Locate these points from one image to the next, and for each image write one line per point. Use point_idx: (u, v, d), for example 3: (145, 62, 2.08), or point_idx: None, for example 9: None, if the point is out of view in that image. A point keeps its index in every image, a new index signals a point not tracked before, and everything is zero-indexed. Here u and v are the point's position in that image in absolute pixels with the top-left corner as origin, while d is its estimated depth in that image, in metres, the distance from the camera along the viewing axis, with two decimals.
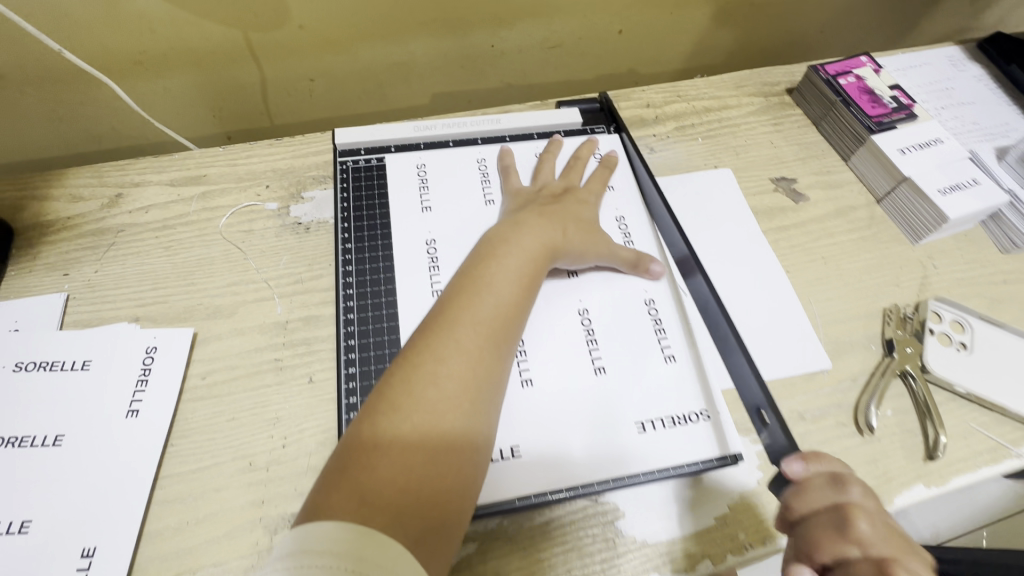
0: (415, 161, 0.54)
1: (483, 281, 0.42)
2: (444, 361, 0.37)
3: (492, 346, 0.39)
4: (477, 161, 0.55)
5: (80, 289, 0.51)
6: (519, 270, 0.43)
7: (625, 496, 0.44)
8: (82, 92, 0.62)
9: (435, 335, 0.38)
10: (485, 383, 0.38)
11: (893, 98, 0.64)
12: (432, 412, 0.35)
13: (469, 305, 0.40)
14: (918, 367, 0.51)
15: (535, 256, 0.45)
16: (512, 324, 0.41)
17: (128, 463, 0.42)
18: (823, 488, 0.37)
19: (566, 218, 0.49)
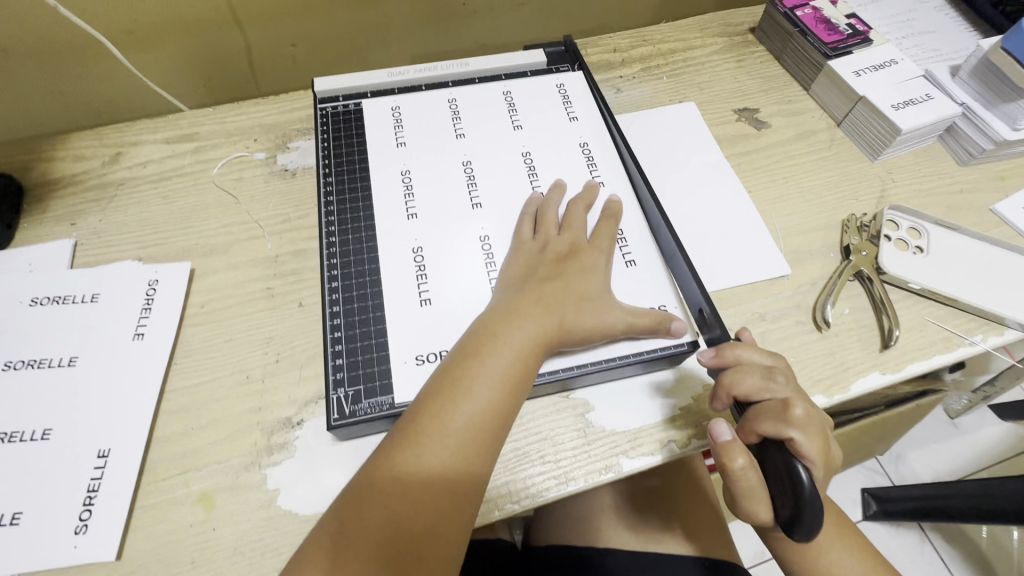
0: (391, 104, 0.58)
1: (461, 389, 0.38)
2: (408, 484, 0.36)
3: (465, 470, 0.37)
4: (448, 101, 0.59)
5: (87, 236, 0.55)
6: (494, 387, 0.39)
7: (594, 390, 0.47)
8: (78, 65, 0.65)
9: (405, 455, 0.36)
10: (457, 511, 0.36)
11: (849, 25, 0.66)
12: (392, 540, 0.34)
13: (441, 420, 0.37)
14: (873, 269, 0.54)
15: (527, 352, 0.41)
16: (492, 443, 0.38)
17: (137, 378, 0.46)
18: (751, 354, 0.42)
19: (564, 297, 0.44)
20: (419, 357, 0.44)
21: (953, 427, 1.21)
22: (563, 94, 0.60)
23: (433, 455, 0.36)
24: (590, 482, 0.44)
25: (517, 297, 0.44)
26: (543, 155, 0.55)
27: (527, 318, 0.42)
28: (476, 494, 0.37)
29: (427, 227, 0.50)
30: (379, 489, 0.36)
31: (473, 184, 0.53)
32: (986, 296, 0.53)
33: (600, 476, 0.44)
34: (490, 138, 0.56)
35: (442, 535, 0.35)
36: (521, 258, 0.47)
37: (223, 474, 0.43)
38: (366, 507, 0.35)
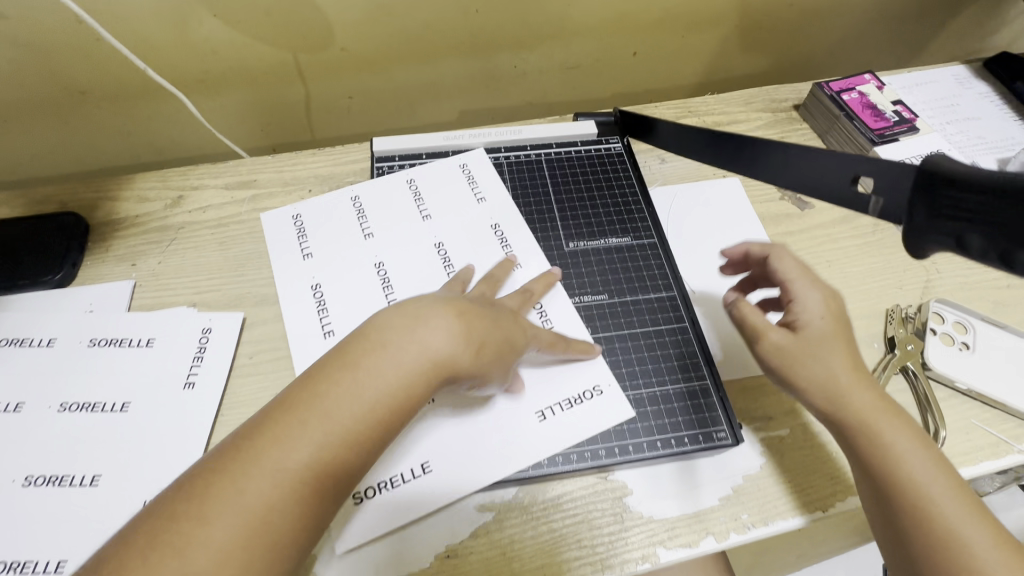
0: (405, 178, 0.60)
1: (369, 360, 0.35)
2: (299, 433, 0.32)
3: (353, 437, 0.33)
4: (409, 182, 0.60)
5: (145, 278, 0.57)
6: (414, 354, 0.36)
7: (633, 473, 0.47)
8: (148, 107, 0.69)
9: (299, 410, 0.33)
10: (343, 476, 0.33)
11: (895, 113, 0.67)
12: (295, 460, 0.32)
13: (369, 364, 0.35)
14: (919, 365, 0.53)
15: (448, 341, 0.37)
16: (386, 423, 0.35)
17: (185, 427, 0.47)
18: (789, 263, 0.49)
19: (497, 322, 0.41)
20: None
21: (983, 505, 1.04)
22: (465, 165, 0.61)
23: (333, 409, 0.33)
24: (626, 572, 0.43)
25: (453, 303, 0.40)
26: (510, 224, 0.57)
27: (461, 318, 0.39)
28: (359, 463, 0.34)
29: (426, 298, 0.52)
30: (286, 428, 0.32)
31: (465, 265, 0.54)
32: None
33: (636, 565, 0.43)
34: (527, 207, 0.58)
35: (316, 496, 0.32)
36: (453, 316, 0.45)
37: None
38: (246, 460, 0.31)
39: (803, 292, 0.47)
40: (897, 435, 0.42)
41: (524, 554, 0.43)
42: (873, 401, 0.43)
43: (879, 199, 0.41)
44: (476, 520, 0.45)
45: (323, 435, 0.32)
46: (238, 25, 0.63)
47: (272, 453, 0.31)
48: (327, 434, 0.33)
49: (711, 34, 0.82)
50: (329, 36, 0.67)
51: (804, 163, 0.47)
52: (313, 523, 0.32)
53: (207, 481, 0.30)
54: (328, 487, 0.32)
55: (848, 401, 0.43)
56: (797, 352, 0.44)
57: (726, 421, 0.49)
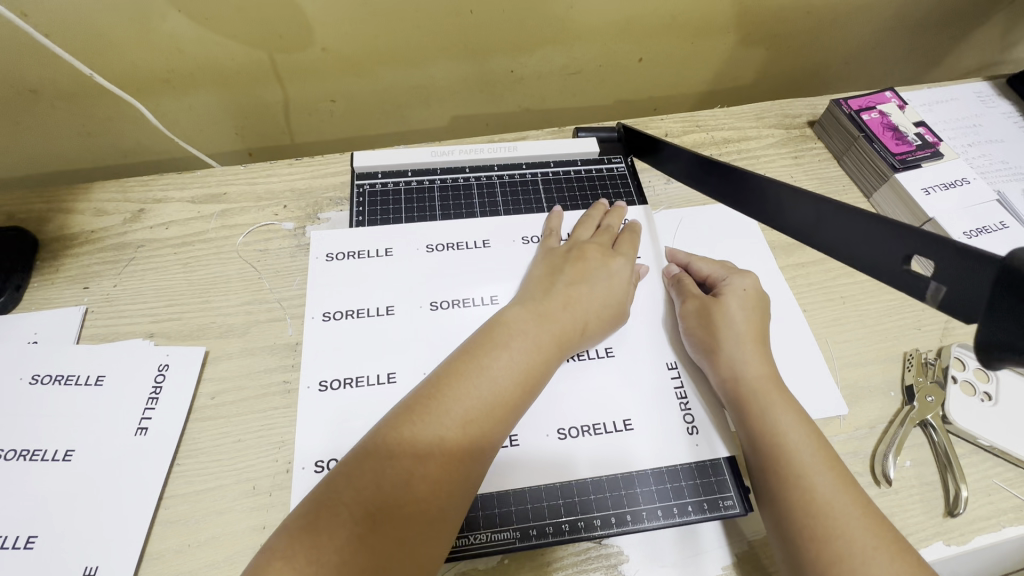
0: (430, 150, 0.57)
1: (482, 366, 0.39)
2: (424, 431, 0.36)
3: (481, 429, 0.37)
4: (438, 151, 0.57)
5: (98, 303, 0.52)
6: (528, 347, 0.41)
7: (630, 539, 0.43)
8: (111, 108, 0.63)
9: (423, 415, 0.37)
10: (477, 465, 0.37)
11: (918, 135, 0.63)
12: (436, 437, 0.36)
13: (489, 354, 0.40)
14: (938, 417, 0.49)
15: (548, 337, 0.42)
16: (513, 413, 0.39)
17: (135, 480, 0.43)
18: (712, 263, 0.53)
19: (585, 300, 0.45)
20: (319, 464, 0.40)
21: None
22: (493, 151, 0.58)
23: (456, 408, 0.37)
24: None
25: (543, 293, 0.45)
26: (528, 225, 0.53)
27: (547, 314, 0.44)
28: (496, 446, 0.38)
29: (403, 296, 0.48)
30: (414, 418, 0.37)
31: (443, 245, 0.51)
32: None
33: None
34: (520, 231, 0.53)
35: (463, 468, 0.36)
36: (546, 260, 0.49)
37: None
38: (380, 461, 0.35)
39: (728, 282, 0.50)
40: (783, 413, 0.42)
41: None
42: (763, 377, 0.44)
43: (939, 286, 0.37)
44: None
45: (455, 431, 0.36)
46: (209, 22, 0.57)
47: (411, 436, 0.36)
48: (472, 413, 0.37)
49: (722, 41, 0.77)
50: (309, 36, 0.61)
51: (837, 227, 0.42)
52: (450, 512, 0.35)
53: (338, 492, 0.34)
54: (465, 477, 0.36)
55: (742, 373, 0.45)
56: (704, 327, 0.48)
57: (733, 487, 0.44)
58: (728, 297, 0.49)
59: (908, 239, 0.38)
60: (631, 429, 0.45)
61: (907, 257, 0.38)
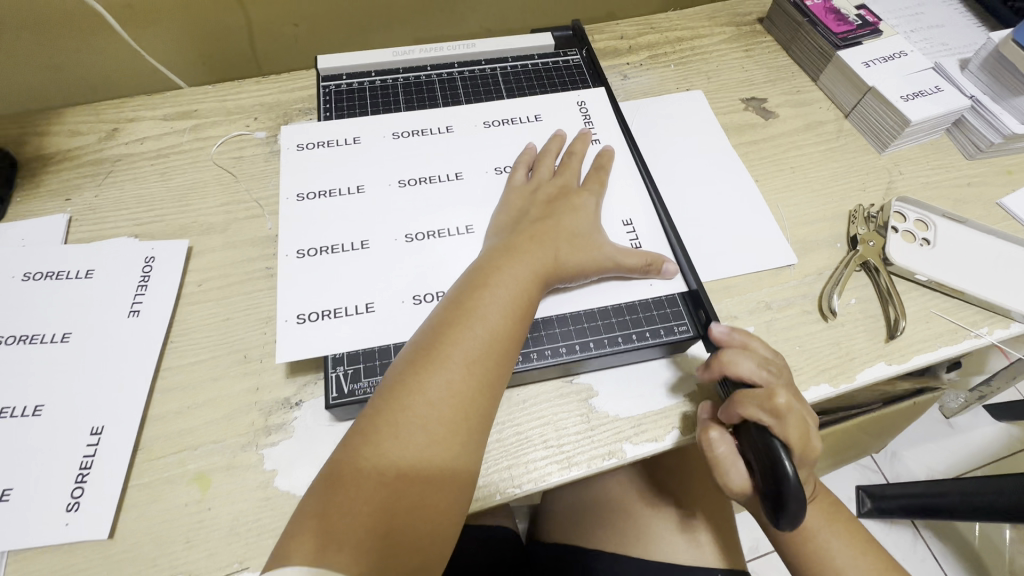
0: (391, 51, 0.59)
1: (470, 318, 0.39)
2: (430, 380, 0.36)
3: (484, 371, 0.37)
4: (401, 51, 0.59)
5: (81, 211, 0.54)
6: (508, 296, 0.40)
7: (598, 376, 0.47)
8: (76, 39, 0.64)
9: (427, 366, 0.37)
10: (488, 401, 0.37)
11: (859, 16, 0.65)
12: (435, 402, 0.35)
13: (474, 310, 0.39)
14: (880, 260, 0.53)
15: (528, 284, 0.41)
16: (505, 361, 0.39)
17: (133, 355, 0.45)
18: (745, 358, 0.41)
19: (558, 234, 0.45)
20: (301, 316, 0.43)
21: (948, 426, 1.12)
22: (450, 49, 0.60)
23: (456, 355, 0.37)
24: (593, 468, 0.43)
25: (513, 236, 0.45)
26: (488, 110, 0.56)
27: (522, 254, 0.43)
28: (494, 400, 0.38)
29: (372, 175, 0.51)
30: (407, 388, 0.36)
31: (409, 132, 0.54)
32: (993, 289, 0.52)
33: (603, 462, 0.43)
34: (477, 116, 0.55)
35: (466, 427, 0.36)
36: (514, 199, 0.48)
37: (219, 454, 0.42)
38: (392, 414, 0.35)
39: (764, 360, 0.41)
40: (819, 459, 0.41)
41: (488, 457, 0.43)
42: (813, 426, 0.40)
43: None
44: None
45: (455, 381, 0.36)
46: None
47: (409, 404, 0.35)
48: (464, 371, 0.37)
49: None
50: None
51: None
52: (472, 450, 0.36)
53: (356, 448, 0.34)
54: (475, 424, 0.36)
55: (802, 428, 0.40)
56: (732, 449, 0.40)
57: (687, 317, 0.47)
58: None
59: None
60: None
61: None
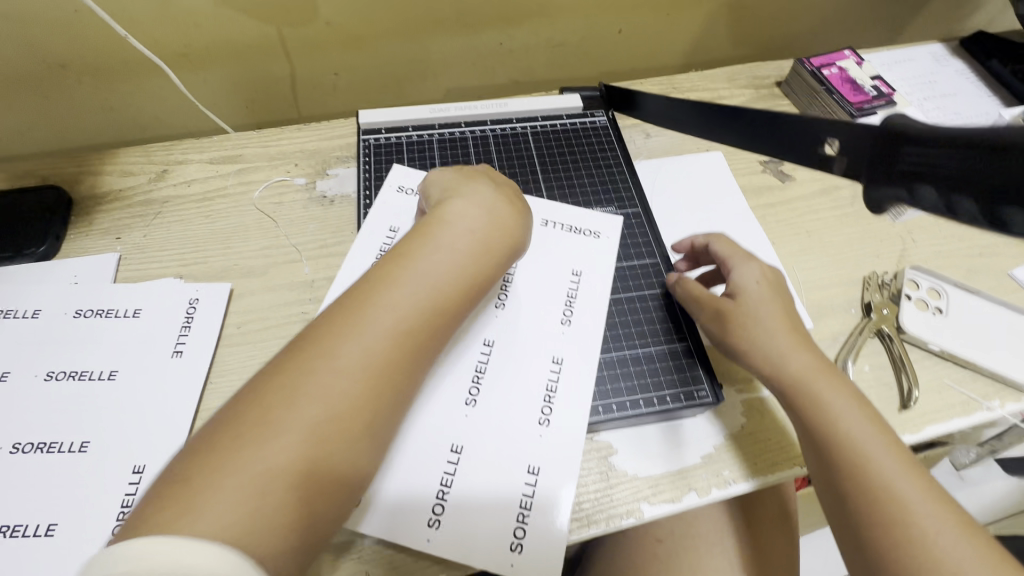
0: (427, 109, 0.62)
1: (387, 293, 0.37)
2: (348, 352, 0.34)
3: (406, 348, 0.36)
4: (436, 109, 0.62)
5: (130, 250, 0.57)
6: (436, 279, 0.39)
7: (618, 434, 0.48)
8: (131, 82, 0.68)
9: (345, 332, 0.35)
10: (389, 393, 0.35)
11: (874, 87, 0.69)
12: (336, 371, 0.33)
13: (393, 283, 0.38)
14: (894, 328, 0.55)
15: (461, 272, 0.41)
16: (415, 350, 0.37)
17: (175, 395, 0.48)
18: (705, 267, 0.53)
19: (511, 233, 0.45)
20: None
21: (957, 479, 1.11)
22: (483, 108, 0.64)
23: (373, 326, 0.36)
24: (611, 527, 0.44)
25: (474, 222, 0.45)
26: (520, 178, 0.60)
27: (469, 235, 0.43)
28: (399, 391, 0.36)
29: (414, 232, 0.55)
30: (324, 350, 0.34)
31: None
32: (1005, 361, 0.54)
33: (621, 520, 0.44)
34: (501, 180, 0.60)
35: (362, 406, 0.33)
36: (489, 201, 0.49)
37: None
38: (300, 372, 0.33)
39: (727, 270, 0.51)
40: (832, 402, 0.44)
41: None
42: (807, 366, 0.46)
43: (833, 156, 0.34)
44: None
45: (371, 356, 0.35)
46: None
47: (317, 366, 0.33)
48: (377, 350, 0.35)
49: (696, 12, 0.83)
50: (313, 10, 0.66)
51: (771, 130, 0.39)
52: (371, 436, 0.34)
53: (254, 405, 0.32)
54: (373, 407, 0.34)
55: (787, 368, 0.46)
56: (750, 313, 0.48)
57: (707, 381, 0.50)
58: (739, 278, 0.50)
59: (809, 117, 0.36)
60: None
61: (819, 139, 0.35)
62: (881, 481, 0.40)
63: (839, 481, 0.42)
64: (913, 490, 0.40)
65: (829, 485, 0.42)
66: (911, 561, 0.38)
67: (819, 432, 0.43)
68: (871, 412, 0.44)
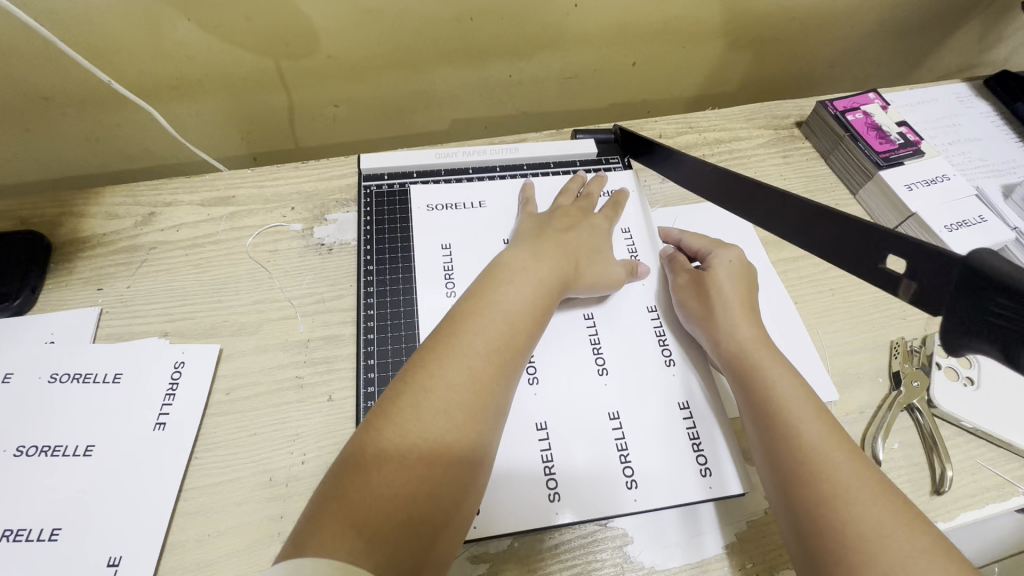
0: (433, 154, 0.63)
1: (478, 315, 0.42)
2: (449, 367, 0.39)
3: (497, 378, 0.40)
4: (441, 154, 0.63)
5: (113, 304, 0.53)
6: (521, 300, 0.44)
7: (634, 521, 0.45)
8: (119, 114, 0.65)
9: (446, 353, 0.40)
10: (493, 400, 0.39)
11: (901, 134, 0.65)
12: (446, 383, 0.38)
13: (487, 303, 0.43)
14: (924, 401, 0.52)
15: (538, 290, 0.46)
16: (517, 356, 0.42)
17: (157, 473, 0.44)
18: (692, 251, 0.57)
19: (578, 246, 0.52)
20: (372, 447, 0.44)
21: None
22: (492, 153, 0.63)
23: (476, 344, 0.40)
24: None
25: (536, 241, 0.51)
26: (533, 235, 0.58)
27: (544, 255, 0.49)
28: (503, 394, 0.40)
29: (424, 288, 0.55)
30: (430, 368, 0.39)
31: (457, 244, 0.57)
32: None
33: None
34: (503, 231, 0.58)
35: (477, 410, 0.38)
36: (535, 220, 0.55)
37: None
38: (415, 393, 0.37)
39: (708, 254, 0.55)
40: (773, 366, 0.45)
41: None
42: (753, 338, 0.48)
43: (912, 282, 0.38)
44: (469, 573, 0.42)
45: (474, 369, 0.39)
46: (216, 30, 0.58)
47: (431, 380, 0.38)
48: (478, 362, 0.40)
49: (713, 45, 0.80)
50: (312, 43, 0.63)
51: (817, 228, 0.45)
52: (484, 433, 0.38)
53: (377, 423, 0.36)
54: (482, 408, 0.38)
55: (740, 339, 0.48)
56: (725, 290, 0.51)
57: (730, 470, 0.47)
58: (713, 262, 0.54)
59: (882, 236, 0.40)
60: (673, 365, 0.51)
61: (882, 255, 0.40)
62: (815, 453, 0.39)
63: (793, 480, 0.39)
64: (862, 489, 0.37)
65: (778, 478, 0.40)
66: (861, 561, 0.34)
67: (772, 426, 0.42)
68: (824, 412, 0.42)
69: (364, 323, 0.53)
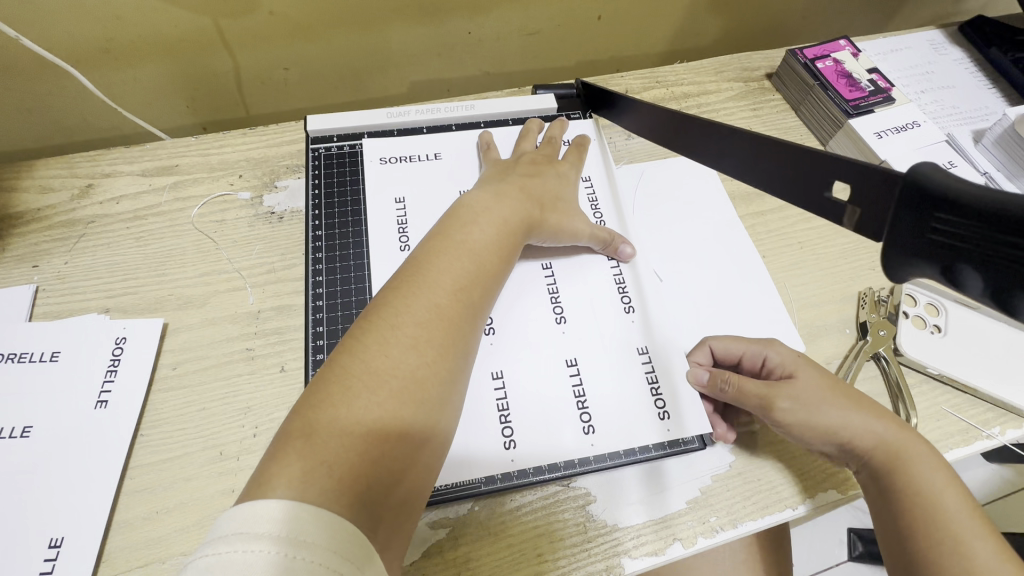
0: (384, 112, 0.60)
1: (443, 252, 0.41)
2: (414, 303, 0.37)
3: (464, 316, 0.39)
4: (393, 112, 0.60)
5: (49, 281, 0.50)
6: (485, 237, 0.43)
7: (596, 480, 0.44)
8: (50, 82, 0.61)
9: (411, 290, 0.38)
10: (461, 335, 0.38)
11: (871, 81, 0.63)
12: (413, 321, 0.37)
13: (453, 241, 0.42)
14: (890, 350, 0.51)
15: (503, 226, 0.45)
16: (484, 291, 0.41)
17: (101, 451, 0.42)
18: None
19: (540, 189, 0.50)
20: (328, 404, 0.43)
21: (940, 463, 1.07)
22: (446, 109, 0.61)
23: (442, 280, 0.39)
24: None
25: (499, 184, 0.49)
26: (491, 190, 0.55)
27: (508, 197, 0.47)
28: (471, 328, 0.39)
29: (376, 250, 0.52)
30: (396, 307, 0.37)
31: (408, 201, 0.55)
32: (1006, 384, 0.50)
33: None
34: (457, 182, 0.56)
35: (446, 345, 0.37)
36: (497, 165, 0.53)
37: None
38: (381, 330, 0.36)
39: None
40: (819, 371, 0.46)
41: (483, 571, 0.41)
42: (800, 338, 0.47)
43: (857, 208, 0.36)
44: (427, 538, 0.41)
45: (442, 304, 0.38)
46: None
47: (397, 316, 0.36)
48: (445, 299, 0.38)
49: None
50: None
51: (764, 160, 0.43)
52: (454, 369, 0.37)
53: (346, 362, 0.34)
54: (451, 343, 0.37)
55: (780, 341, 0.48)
56: None
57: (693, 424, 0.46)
58: None
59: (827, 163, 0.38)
60: (633, 312, 0.50)
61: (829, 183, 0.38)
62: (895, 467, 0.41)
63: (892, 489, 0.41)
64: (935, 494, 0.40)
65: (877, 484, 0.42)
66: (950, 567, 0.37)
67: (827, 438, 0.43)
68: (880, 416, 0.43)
69: (313, 290, 0.51)
